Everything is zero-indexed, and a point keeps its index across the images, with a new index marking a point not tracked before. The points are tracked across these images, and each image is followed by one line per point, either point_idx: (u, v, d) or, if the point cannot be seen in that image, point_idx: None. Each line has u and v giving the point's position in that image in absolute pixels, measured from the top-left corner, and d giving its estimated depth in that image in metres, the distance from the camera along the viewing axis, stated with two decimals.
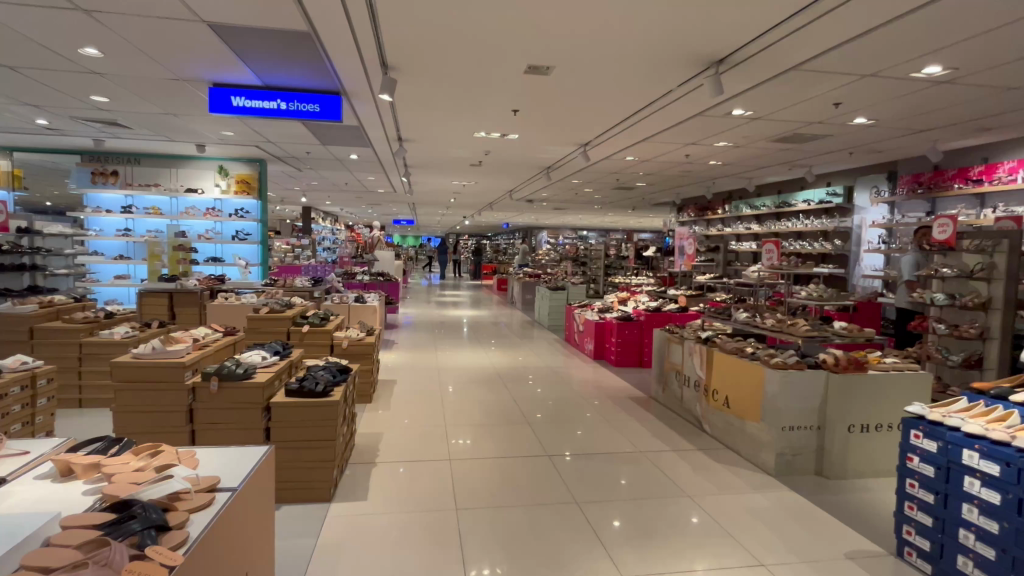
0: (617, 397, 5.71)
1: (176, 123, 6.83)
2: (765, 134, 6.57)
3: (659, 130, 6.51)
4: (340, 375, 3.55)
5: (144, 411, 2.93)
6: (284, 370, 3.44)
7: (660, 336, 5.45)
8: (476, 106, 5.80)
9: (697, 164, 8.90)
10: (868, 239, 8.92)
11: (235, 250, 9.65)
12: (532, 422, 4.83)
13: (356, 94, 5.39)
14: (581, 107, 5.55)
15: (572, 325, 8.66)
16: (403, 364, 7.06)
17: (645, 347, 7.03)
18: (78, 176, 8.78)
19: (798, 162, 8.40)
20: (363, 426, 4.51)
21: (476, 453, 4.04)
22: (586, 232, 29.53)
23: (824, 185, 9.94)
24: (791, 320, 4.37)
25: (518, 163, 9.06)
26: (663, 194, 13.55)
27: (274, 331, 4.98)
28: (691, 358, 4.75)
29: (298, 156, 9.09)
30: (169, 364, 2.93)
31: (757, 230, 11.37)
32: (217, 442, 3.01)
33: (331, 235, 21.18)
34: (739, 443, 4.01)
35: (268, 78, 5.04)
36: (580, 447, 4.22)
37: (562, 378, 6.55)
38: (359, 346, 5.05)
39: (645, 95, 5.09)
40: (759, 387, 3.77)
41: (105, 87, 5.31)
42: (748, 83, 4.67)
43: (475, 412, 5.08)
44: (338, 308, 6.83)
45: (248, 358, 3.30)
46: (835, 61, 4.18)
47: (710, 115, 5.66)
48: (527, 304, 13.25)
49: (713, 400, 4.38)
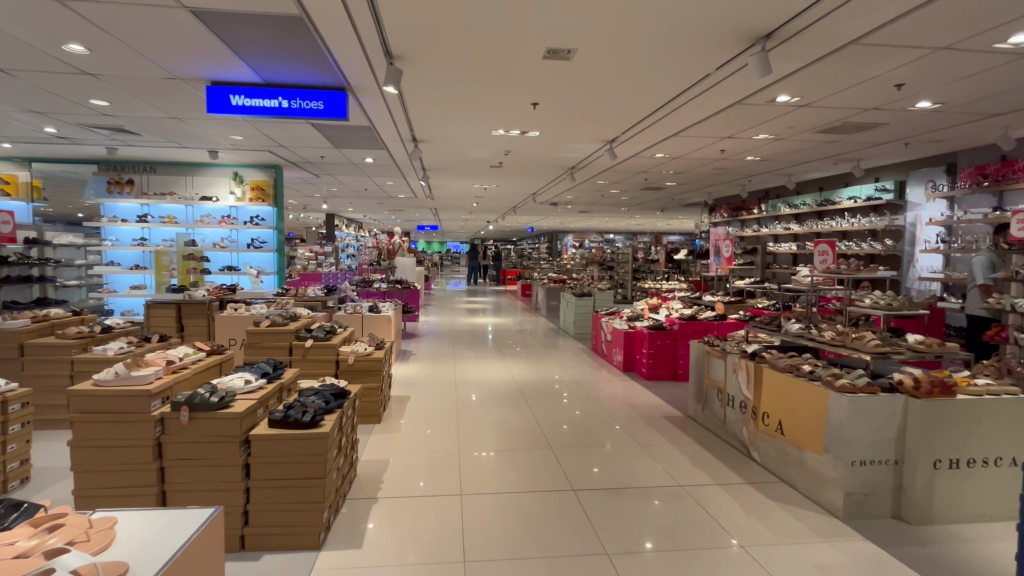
0: (650, 417, 5.15)
1: (184, 128, 6.59)
2: (811, 124, 5.95)
3: (693, 122, 5.95)
4: (334, 400, 3.10)
5: (107, 447, 2.55)
6: (272, 396, 3.03)
7: (699, 350, 4.88)
8: (493, 101, 5.35)
9: (733, 161, 8.32)
10: (924, 238, 8.19)
11: (250, 259, 9.39)
12: (556, 445, 4.35)
13: (363, 89, 5.02)
14: (605, 97, 5.04)
15: (599, 333, 8.11)
16: (420, 377, 6.66)
17: (679, 359, 6.46)
18: (94, 185, 8.60)
19: (844, 155, 7.73)
20: (368, 452, 4.09)
21: (492, 487, 3.56)
22: (612, 235, 29.02)
23: (872, 180, 9.24)
24: (855, 332, 3.76)
25: (540, 163, 8.62)
26: (693, 194, 12.92)
27: (275, 346, 4.63)
28: (736, 375, 4.19)
29: (313, 161, 8.82)
30: (134, 393, 2.54)
31: (797, 230, 10.69)
32: (191, 481, 2.62)
33: (354, 243, 21.12)
34: (798, 477, 3.44)
35: (267, 74, 4.72)
36: (612, 478, 3.71)
37: (589, 393, 6.02)
38: (367, 362, 4.66)
39: (679, 81, 4.54)
40: (820, 413, 3.22)
41: (103, 90, 5.06)
42: (797, 62, 4.09)
43: (493, 433, 4.61)
44: (350, 319, 6.45)
45: (229, 382, 2.90)
46: (905, 31, 3.58)
47: (751, 102, 5.10)
48: (552, 311, 12.77)
49: (763, 424, 3.82)
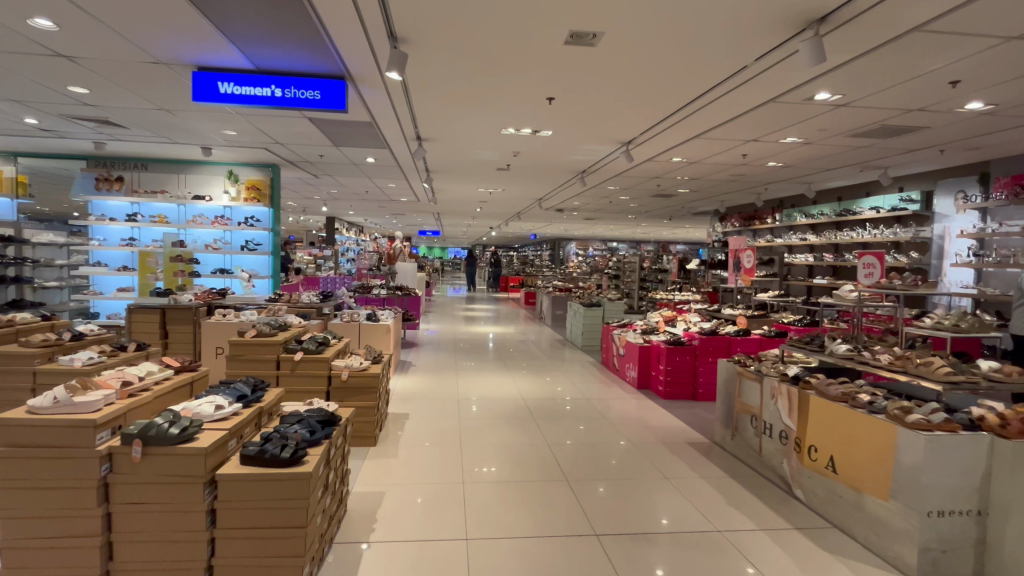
0: (672, 442, 4.69)
1: (174, 121, 6.18)
2: (846, 126, 5.54)
3: (720, 122, 5.53)
4: (320, 429, 2.64)
5: (43, 488, 2.11)
6: (247, 424, 2.59)
7: (728, 369, 4.42)
8: (505, 94, 4.93)
9: (753, 167, 7.92)
10: (953, 251, 7.72)
11: (244, 261, 8.94)
12: (572, 475, 3.89)
13: (364, 79, 4.61)
14: (628, 91, 4.62)
15: (610, 347, 7.68)
16: (420, 391, 6.22)
17: (700, 377, 5.99)
18: (81, 182, 8.22)
19: (870, 162, 7.33)
20: (361, 482, 3.63)
21: (502, 528, 3.11)
22: (617, 242, 28.72)
23: (896, 190, 8.85)
24: (918, 357, 3.29)
25: (550, 166, 8.22)
26: (705, 203, 12.53)
27: (261, 359, 4.17)
28: (775, 402, 3.75)
29: (312, 160, 8.41)
30: (75, 423, 2.09)
31: (814, 241, 10.23)
32: (145, 529, 2.17)
33: (355, 247, 20.75)
34: (856, 524, 2.99)
35: (260, 60, 4.33)
36: (639, 520, 3.25)
37: (603, 413, 5.56)
38: (362, 378, 4.24)
39: (712, 73, 4.14)
40: (887, 452, 2.79)
41: (80, 76, 4.65)
42: (850, 52, 3.67)
43: (501, 459, 4.16)
44: (346, 328, 6.01)
45: (195, 407, 2.45)
46: (977, 18, 3.16)
47: (787, 99, 4.68)
48: (558, 320, 12.35)
49: (809, 458, 3.37)
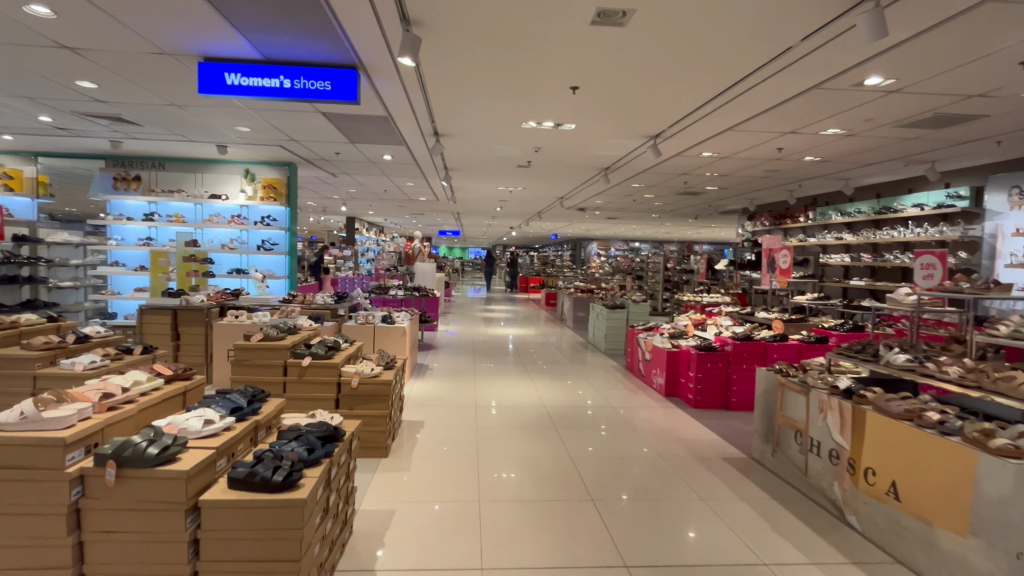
0: (705, 457, 4.33)
1: (186, 117, 6.02)
2: (895, 116, 5.11)
3: (756, 113, 5.15)
4: (319, 447, 2.38)
5: (9, 513, 1.88)
6: (240, 440, 2.34)
7: (769, 379, 4.05)
8: (526, 84, 4.63)
9: (788, 162, 7.49)
10: (1008, 251, 7.13)
11: (261, 261, 8.82)
12: (598, 494, 3.58)
13: (377, 69, 4.36)
14: (657, 77, 4.28)
15: (635, 351, 7.33)
16: (436, 396, 5.97)
17: (733, 386, 5.61)
18: (100, 181, 8.23)
19: (916, 156, 6.86)
20: (369, 500, 3.36)
21: (519, 558, 2.81)
22: (639, 243, 28.25)
23: (943, 186, 8.30)
24: (994, 370, 2.90)
25: (573, 162, 7.91)
26: (733, 201, 12.07)
27: (267, 365, 3.94)
28: (824, 417, 3.38)
29: (328, 158, 8.24)
30: (41, 442, 1.86)
31: (850, 240, 9.72)
32: (121, 559, 1.94)
33: (375, 247, 20.69)
34: (925, 560, 2.63)
35: (267, 49, 4.11)
36: (673, 548, 2.92)
37: (629, 423, 5.22)
38: (373, 385, 3.98)
39: (752, 55, 3.79)
40: (968, 481, 2.42)
41: (86, 69, 4.49)
42: (913, 25, 3.28)
43: (520, 474, 3.86)
44: (360, 331, 5.79)
45: (182, 422, 2.21)
46: None
47: (834, 84, 4.29)
48: (579, 322, 12.02)
49: (866, 482, 3.00)
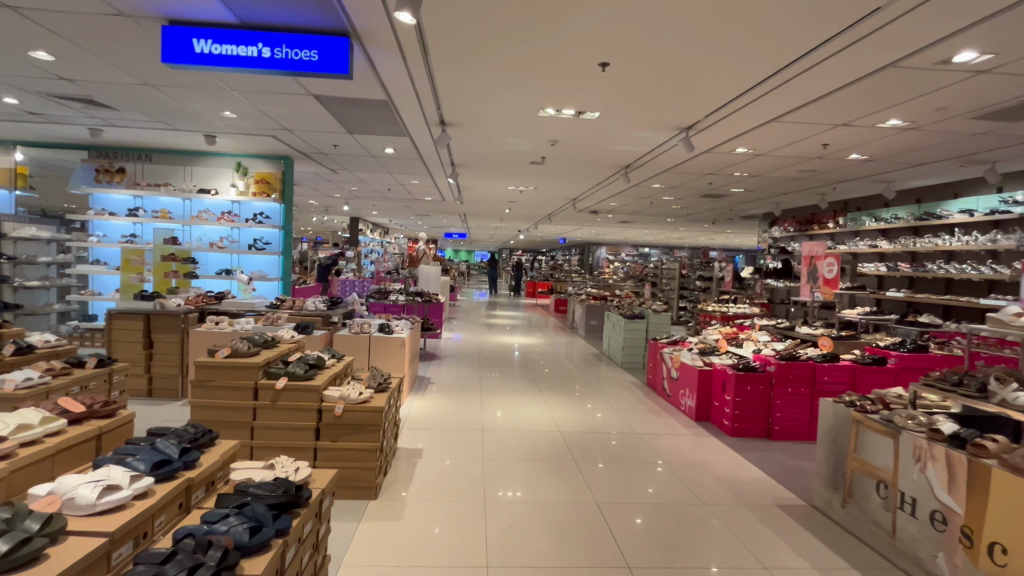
0: (756, 503, 3.61)
1: (165, 100, 5.41)
2: (974, 104, 4.41)
3: (811, 99, 4.46)
4: (269, 522, 1.70)
5: None
6: (156, 511, 1.67)
7: (839, 414, 3.34)
8: (548, 62, 3.97)
9: (828, 161, 6.82)
10: None
11: (253, 262, 8.23)
12: (633, 556, 2.88)
13: (373, 37, 3.70)
14: (704, 51, 3.61)
15: (657, 368, 6.64)
16: (438, 416, 5.32)
17: (776, 412, 4.91)
18: (80, 174, 7.48)
19: (975, 154, 6.15)
20: (350, 564, 2.65)
21: None
22: (649, 249, 27.67)
23: (994, 191, 7.59)
24: None
25: (591, 158, 7.25)
26: (757, 205, 11.36)
27: (234, 388, 3.29)
28: (923, 468, 2.68)
29: (326, 151, 7.64)
30: None
31: (886, 249, 9.02)
32: None
33: (379, 249, 20.15)
34: None
35: (241, 10, 3.45)
36: None
37: (659, 453, 4.51)
38: (361, 413, 3.32)
39: (826, 19, 3.11)
40: None
41: (36, 35, 3.87)
42: None
43: (536, 527, 3.15)
44: (354, 342, 5.15)
45: (71, 492, 1.54)
46: None
47: (915, 60, 3.61)
48: (591, 331, 11.36)
49: (994, 561, 2.29)
